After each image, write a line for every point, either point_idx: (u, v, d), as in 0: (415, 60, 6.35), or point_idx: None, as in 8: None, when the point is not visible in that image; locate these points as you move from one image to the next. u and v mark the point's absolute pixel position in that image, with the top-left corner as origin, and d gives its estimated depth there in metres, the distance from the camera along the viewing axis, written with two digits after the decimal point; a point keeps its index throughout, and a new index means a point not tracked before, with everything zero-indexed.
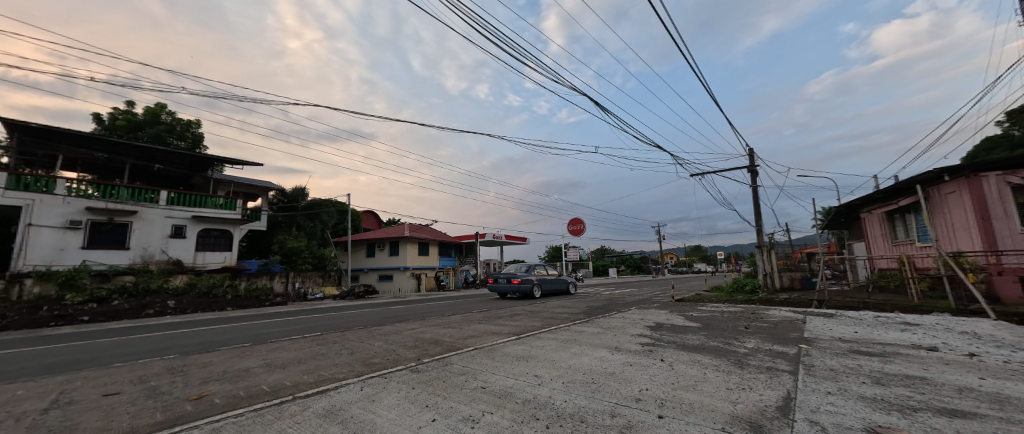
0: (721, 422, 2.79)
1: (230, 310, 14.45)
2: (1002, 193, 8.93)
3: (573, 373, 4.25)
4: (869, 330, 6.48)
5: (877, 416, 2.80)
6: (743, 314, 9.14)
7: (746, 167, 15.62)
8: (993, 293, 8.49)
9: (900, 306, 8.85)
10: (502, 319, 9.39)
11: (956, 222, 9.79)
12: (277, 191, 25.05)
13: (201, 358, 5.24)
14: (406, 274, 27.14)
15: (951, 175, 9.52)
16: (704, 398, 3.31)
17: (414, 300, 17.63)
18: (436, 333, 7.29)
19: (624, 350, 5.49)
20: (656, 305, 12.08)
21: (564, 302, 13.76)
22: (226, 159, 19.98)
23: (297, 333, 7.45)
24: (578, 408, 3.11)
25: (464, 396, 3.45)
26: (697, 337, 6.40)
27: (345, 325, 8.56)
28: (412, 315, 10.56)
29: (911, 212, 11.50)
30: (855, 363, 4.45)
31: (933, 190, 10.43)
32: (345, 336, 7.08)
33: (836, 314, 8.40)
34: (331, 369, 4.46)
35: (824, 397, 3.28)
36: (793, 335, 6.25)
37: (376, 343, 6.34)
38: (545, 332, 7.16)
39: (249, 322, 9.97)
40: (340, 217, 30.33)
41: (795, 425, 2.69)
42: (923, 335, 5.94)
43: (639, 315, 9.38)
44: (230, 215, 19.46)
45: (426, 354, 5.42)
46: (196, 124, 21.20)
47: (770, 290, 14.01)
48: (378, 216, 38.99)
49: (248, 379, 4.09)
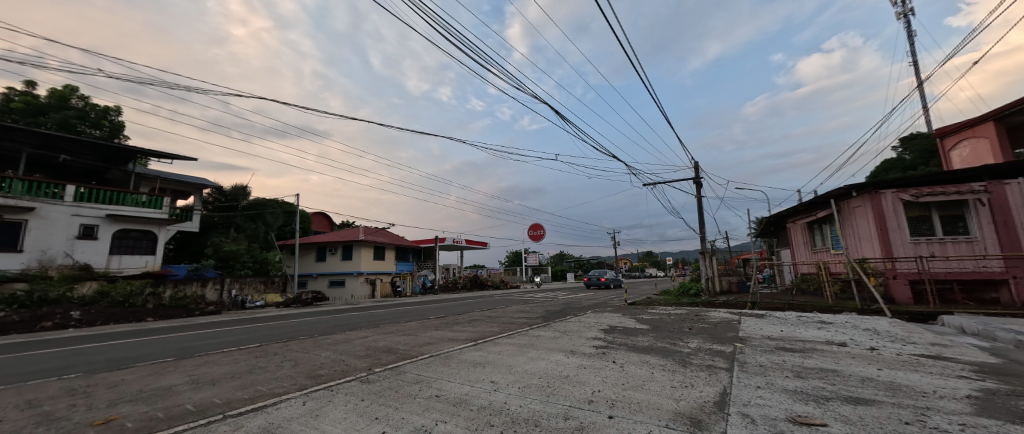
0: (665, 419, 2.94)
1: (152, 320, 12.92)
2: (896, 207, 10.34)
3: (528, 378, 4.28)
4: (793, 329, 7.20)
5: (797, 407, 3.10)
6: (688, 316, 9.79)
7: (692, 178, 16.80)
8: (890, 294, 9.82)
9: (817, 306, 9.95)
10: (460, 325, 9.27)
11: (861, 233, 11.20)
12: (213, 189, 22.93)
13: (111, 377, 4.61)
14: (360, 279, 25.82)
15: (857, 191, 10.92)
16: (652, 397, 3.48)
17: (368, 306, 16.92)
18: (389, 341, 7.03)
19: (579, 352, 5.65)
20: (611, 308, 12.62)
21: (522, 307, 13.92)
22: (151, 153, 17.95)
23: (232, 345, 6.85)
24: (533, 413, 3.13)
25: (417, 405, 3.35)
26: (646, 339, 6.75)
27: (290, 335, 8.00)
28: (366, 323, 10.11)
29: (826, 223, 13.02)
30: (780, 358, 4.93)
31: (842, 204, 11.89)
32: (289, 346, 6.63)
33: (766, 315, 9.25)
34: (270, 384, 4.11)
35: (754, 391, 3.59)
36: (730, 335, 6.81)
37: (324, 353, 5.97)
38: (503, 337, 7.16)
39: (177, 333, 8.98)
40: (287, 219, 28.37)
41: (729, 419, 2.90)
42: (835, 332, 6.72)
43: (595, 319, 9.71)
44: (155, 214, 17.49)
45: (379, 363, 5.20)
46: (115, 112, 18.87)
47: (711, 293, 15.15)
48: (329, 218, 36.88)
49: (169, 398, 3.65)
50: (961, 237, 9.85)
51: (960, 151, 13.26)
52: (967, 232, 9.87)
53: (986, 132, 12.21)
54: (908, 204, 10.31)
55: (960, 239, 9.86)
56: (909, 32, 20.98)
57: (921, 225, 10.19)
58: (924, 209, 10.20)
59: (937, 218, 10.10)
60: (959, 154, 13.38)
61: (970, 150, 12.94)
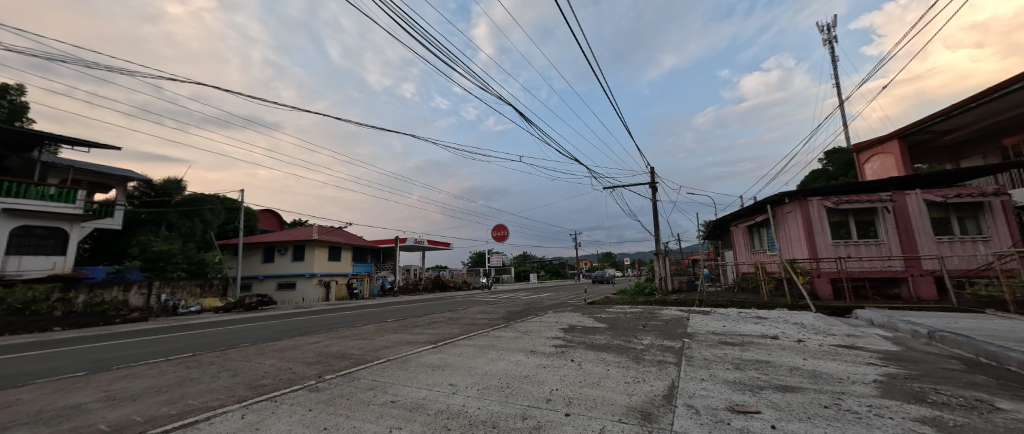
0: (618, 414, 3.05)
1: (60, 330, 11.34)
2: (820, 213, 11.49)
3: (488, 379, 4.26)
4: (734, 324, 7.77)
5: (736, 396, 3.35)
6: (642, 314, 10.25)
7: (648, 183, 17.59)
8: (815, 291, 10.95)
9: (755, 303, 10.85)
10: (419, 328, 9.00)
11: (792, 236, 12.35)
12: (140, 181, 20.60)
13: (3, 397, 3.99)
14: (313, 281, 24.35)
15: (789, 198, 12.02)
16: (607, 393, 3.60)
17: (322, 310, 16.03)
18: (343, 346, 6.69)
19: (539, 352, 5.70)
20: (570, 308, 12.92)
21: (484, 308, 13.88)
22: (64, 139, 15.83)
23: (158, 356, 6.15)
24: (491, 414, 3.12)
25: (370, 413, 3.21)
26: (603, 337, 6.97)
27: (229, 343, 7.36)
28: (317, 328, 9.53)
29: (763, 226, 14.23)
30: (723, 352, 5.31)
31: (777, 209, 13.03)
32: (227, 355, 6.10)
33: (711, 312, 9.89)
34: (202, 397, 3.76)
35: (699, 383, 3.83)
36: (679, 331, 7.22)
37: (268, 361, 5.56)
38: (463, 339, 7.07)
39: (93, 344, 7.97)
40: (229, 216, 26.13)
41: (676, 411, 3.06)
42: (770, 326, 7.34)
43: (555, 318, 9.90)
44: (66, 209, 15.46)
45: (330, 370, 4.93)
46: (16, 91, 16.40)
47: (664, 292, 16.03)
48: (279, 216, 34.50)
49: (76, 419, 3.22)
50: (872, 240, 11.17)
51: (872, 164, 15.03)
52: (876, 236, 11.21)
53: (892, 149, 13.92)
54: (830, 210, 11.52)
55: (870, 242, 11.18)
56: (832, 57, 23.57)
57: (841, 229, 11.43)
58: (843, 214, 11.46)
59: (853, 223, 11.37)
60: (871, 167, 15.17)
61: (880, 164, 14.69)
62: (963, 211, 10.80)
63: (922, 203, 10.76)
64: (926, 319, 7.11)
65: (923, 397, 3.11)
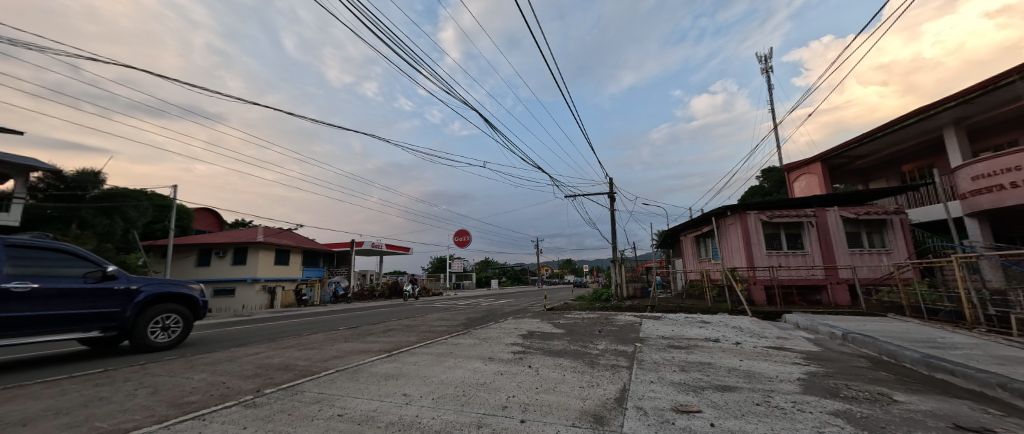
0: (571, 419, 3.10)
1: None
2: (757, 226, 12.56)
3: (444, 388, 4.18)
4: (682, 328, 8.24)
5: (681, 397, 3.55)
6: (598, 320, 10.58)
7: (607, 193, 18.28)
8: (752, 297, 11.93)
9: (700, 308, 11.57)
10: (373, 336, 8.60)
11: (733, 246, 13.36)
12: (46, 171, 18.04)
13: None
14: (255, 287, 22.64)
15: (731, 211, 13.02)
16: (562, 398, 3.66)
17: (265, 318, 14.90)
18: (287, 357, 6.23)
19: (497, 359, 5.68)
20: (530, 314, 13.06)
21: (443, 314, 13.60)
22: None
23: (64, 372, 5.36)
24: (445, 424, 3.05)
25: (315, 428, 3.01)
26: (560, 342, 7.09)
27: (153, 356, 6.58)
28: (259, 338, 8.82)
29: (708, 237, 15.27)
30: (670, 355, 5.60)
31: (721, 221, 14.04)
32: (148, 370, 5.43)
33: (661, 317, 10.42)
34: (114, 418, 3.33)
35: (648, 385, 4.01)
36: (632, 336, 7.54)
37: (198, 375, 5.04)
38: (420, 347, 6.82)
39: None
40: (158, 214, 23.56)
41: (627, 413, 3.18)
42: (714, 330, 7.85)
43: (514, 325, 9.93)
44: None
45: (270, 383, 4.57)
46: None
47: (620, 298, 16.63)
48: (218, 216, 31.69)
49: None
50: (799, 251, 12.38)
51: (800, 183, 16.72)
52: (803, 247, 12.44)
53: (816, 169, 15.56)
54: (765, 223, 12.63)
55: (798, 253, 12.38)
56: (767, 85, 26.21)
57: (774, 241, 12.57)
58: (775, 227, 12.60)
59: (784, 235, 12.55)
60: (799, 185, 16.84)
61: (806, 183, 16.37)
62: (871, 227, 12.29)
63: (840, 219, 12.13)
64: (841, 322, 7.98)
65: (837, 392, 3.48)
